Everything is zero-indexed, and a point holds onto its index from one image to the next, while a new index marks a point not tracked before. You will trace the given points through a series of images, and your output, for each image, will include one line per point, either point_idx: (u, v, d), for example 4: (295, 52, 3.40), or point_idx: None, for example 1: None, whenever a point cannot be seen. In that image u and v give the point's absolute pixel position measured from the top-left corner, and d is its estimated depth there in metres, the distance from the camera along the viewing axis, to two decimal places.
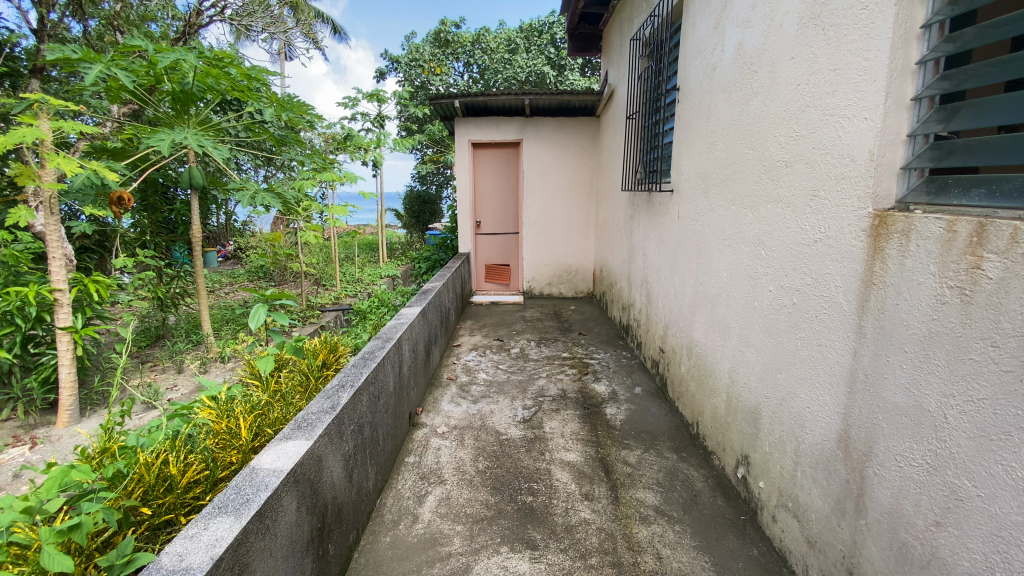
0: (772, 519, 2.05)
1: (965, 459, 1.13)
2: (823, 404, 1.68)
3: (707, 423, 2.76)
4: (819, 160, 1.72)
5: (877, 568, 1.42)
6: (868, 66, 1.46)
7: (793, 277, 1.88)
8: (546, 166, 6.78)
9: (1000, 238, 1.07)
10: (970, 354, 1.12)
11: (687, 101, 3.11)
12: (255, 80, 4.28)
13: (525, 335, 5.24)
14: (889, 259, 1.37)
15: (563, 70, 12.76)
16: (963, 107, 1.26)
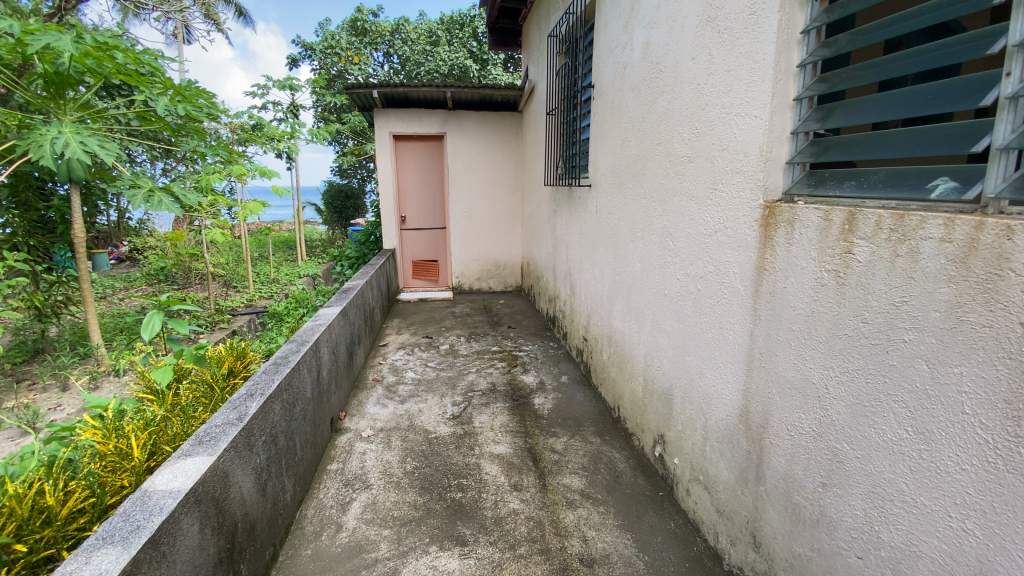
0: (686, 492, 2.18)
1: (844, 425, 1.26)
2: (726, 382, 1.81)
3: (627, 406, 2.88)
4: (717, 155, 1.84)
5: (775, 530, 1.55)
6: (757, 67, 1.58)
7: (697, 265, 2.01)
8: (470, 160, 6.73)
9: (868, 225, 1.19)
10: (846, 330, 1.24)
11: (602, 98, 3.21)
12: (146, 63, 3.83)
13: (453, 331, 5.20)
14: (777, 247, 1.50)
15: (487, 64, 12.71)
16: (838, 107, 1.39)
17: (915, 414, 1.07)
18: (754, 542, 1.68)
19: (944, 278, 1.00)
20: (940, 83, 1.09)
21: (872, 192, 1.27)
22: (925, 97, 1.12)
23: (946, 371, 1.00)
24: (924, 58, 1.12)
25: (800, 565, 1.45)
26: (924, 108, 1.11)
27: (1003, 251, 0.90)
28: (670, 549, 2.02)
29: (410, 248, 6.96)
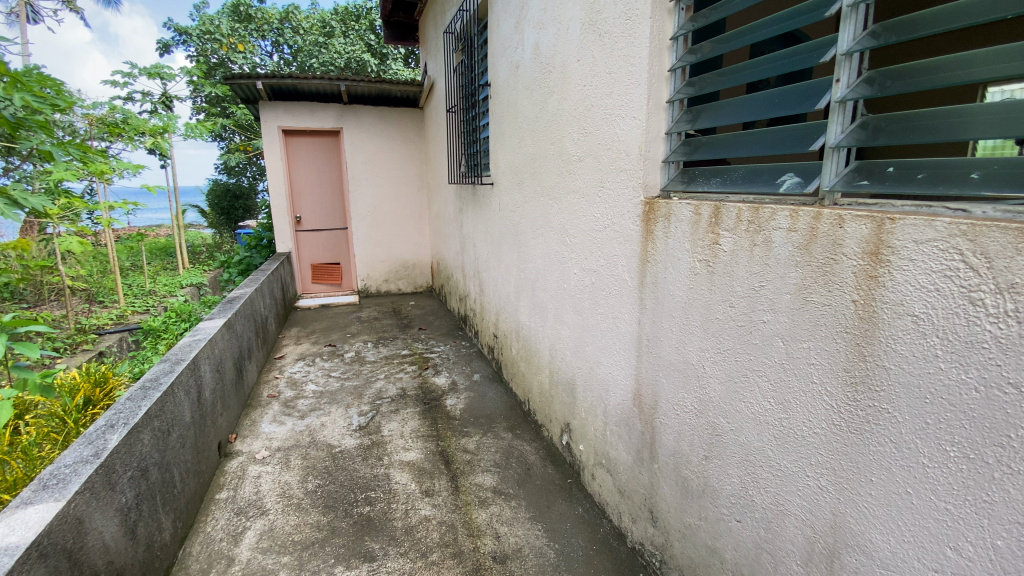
0: (592, 477, 2.27)
1: (719, 401, 1.38)
2: (620, 368, 1.91)
3: (536, 399, 2.93)
4: (603, 154, 1.92)
5: (669, 503, 1.66)
6: (633, 71, 1.68)
7: (592, 260, 2.08)
8: (370, 158, 6.47)
9: (730, 218, 1.30)
10: (717, 314, 1.36)
11: (498, 97, 3.23)
12: None
13: (359, 337, 4.96)
14: (658, 240, 1.60)
15: (386, 59, 12.30)
16: (705, 109, 1.52)
17: (775, 386, 1.20)
18: (652, 517, 1.78)
19: (792, 264, 1.12)
20: (794, 86, 1.23)
21: (732, 188, 1.39)
22: (780, 100, 1.26)
23: (797, 346, 1.13)
24: (777, 63, 1.25)
25: (691, 534, 1.56)
26: (779, 110, 1.25)
27: (836, 238, 1.02)
28: (579, 535, 2.08)
29: (308, 251, 6.51)
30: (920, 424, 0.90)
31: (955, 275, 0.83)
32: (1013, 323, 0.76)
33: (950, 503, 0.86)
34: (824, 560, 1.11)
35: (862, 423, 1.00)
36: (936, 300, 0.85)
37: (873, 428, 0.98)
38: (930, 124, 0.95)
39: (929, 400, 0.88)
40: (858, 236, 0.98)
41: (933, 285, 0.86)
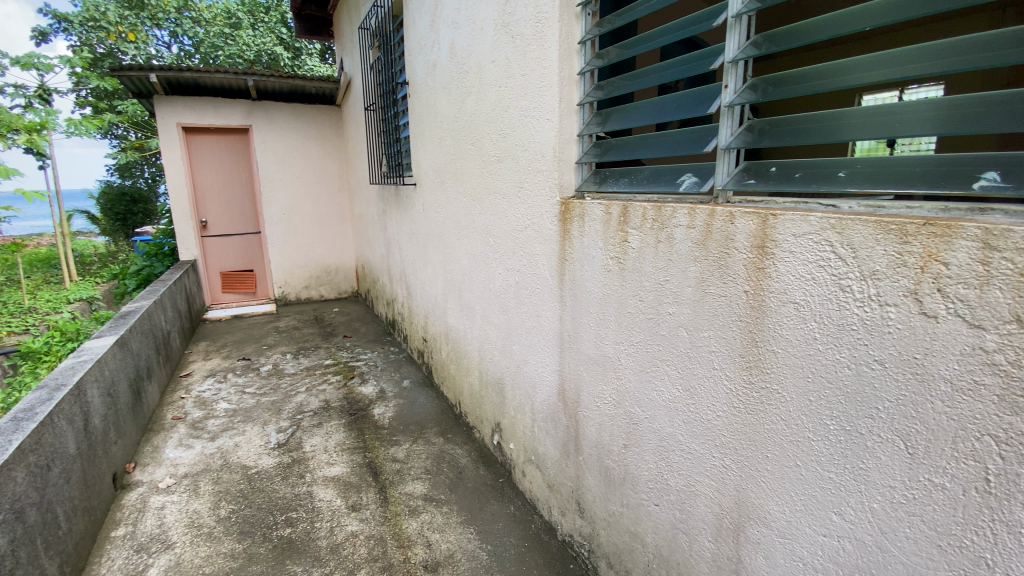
0: (523, 474, 2.28)
1: (635, 391, 1.44)
2: (545, 365, 1.94)
3: (467, 402, 2.88)
4: (521, 156, 1.93)
5: (594, 494, 1.71)
6: (545, 73, 1.71)
7: (514, 259, 2.10)
8: (284, 157, 6.11)
9: (636, 217, 1.36)
10: (629, 309, 1.42)
11: (416, 96, 3.16)
12: None
13: (278, 348, 4.66)
14: (574, 239, 1.64)
15: (300, 53, 11.64)
16: (613, 113, 1.58)
17: (682, 374, 1.27)
18: (580, 509, 1.82)
19: (692, 259, 1.20)
20: (689, 92, 1.32)
21: (637, 188, 1.45)
22: (677, 104, 1.34)
23: (699, 335, 1.20)
24: (675, 69, 1.33)
25: (615, 521, 1.61)
26: (676, 113, 1.33)
27: (728, 233, 1.10)
28: (510, 534, 2.09)
29: (217, 258, 6.02)
30: (805, 402, 0.98)
31: (827, 265, 0.91)
32: (876, 307, 0.85)
33: (832, 472, 0.95)
34: (730, 534, 1.19)
35: (756, 404, 1.08)
36: (813, 288, 0.94)
37: (765, 407, 1.06)
38: (810, 127, 1.04)
39: (812, 380, 0.96)
40: (746, 231, 1.06)
41: (810, 275, 0.94)
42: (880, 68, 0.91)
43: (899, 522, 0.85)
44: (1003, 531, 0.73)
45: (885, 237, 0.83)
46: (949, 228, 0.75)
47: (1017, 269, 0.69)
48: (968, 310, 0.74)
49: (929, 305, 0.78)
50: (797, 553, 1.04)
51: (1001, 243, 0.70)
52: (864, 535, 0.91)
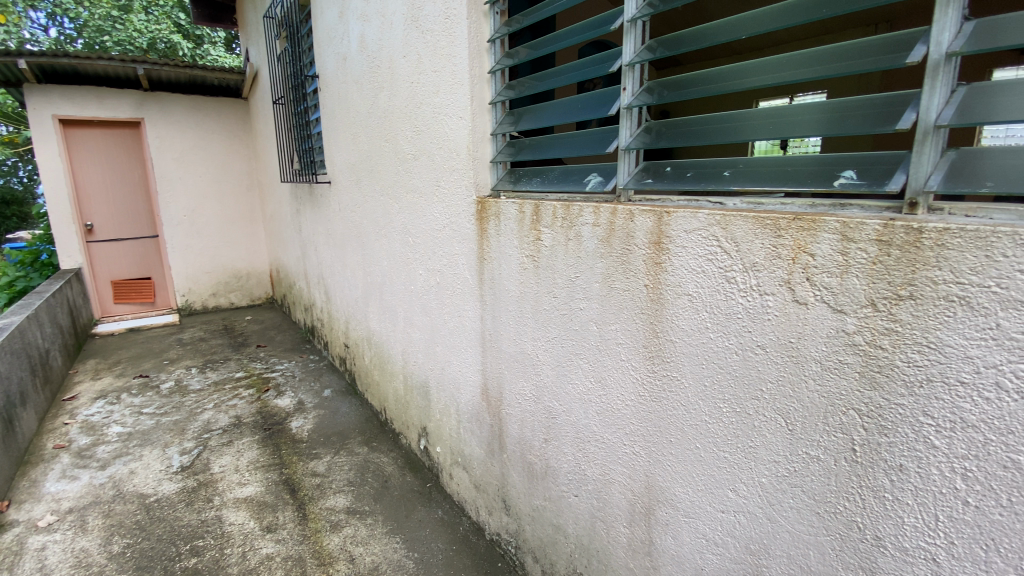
0: (450, 477, 2.22)
1: (552, 386, 1.47)
2: (468, 365, 1.88)
3: (391, 408, 2.76)
4: (436, 153, 1.87)
5: (518, 490, 1.72)
6: (456, 70, 1.68)
7: (435, 258, 1.97)
8: (184, 154, 5.61)
9: (548, 215, 1.38)
10: (544, 305, 1.44)
11: (327, 90, 3.00)
12: None
13: (181, 363, 4.27)
14: (491, 238, 1.62)
15: (202, 41, 10.73)
16: (525, 113, 1.59)
17: (594, 367, 1.31)
18: (506, 506, 1.82)
19: (598, 255, 1.24)
20: (593, 94, 1.36)
21: (549, 187, 1.47)
22: (583, 106, 1.38)
23: (608, 329, 1.25)
24: (579, 71, 1.36)
25: (539, 515, 1.63)
26: (581, 114, 1.37)
27: (629, 230, 1.15)
28: (438, 539, 2.05)
29: (107, 266, 5.38)
30: (702, 388, 1.04)
31: (714, 258, 0.98)
32: (756, 296, 0.92)
33: (726, 451, 1.02)
34: (642, 518, 1.25)
35: (660, 391, 1.14)
36: (704, 281, 1.00)
37: (669, 394, 1.12)
38: (703, 129, 1.11)
39: (705, 366, 1.03)
40: (645, 228, 1.11)
41: (701, 268, 1.00)
42: (762, 74, 0.98)
43: (784, 493, 0.93)
44: (867, 494, 0.81)
45: (762, 232, 0.90)
46: (813, 223, 0.83)
47: (870, 258, 0.77)
48: (832, 296, 0.81)
49: (800, 293, 0.85)
50: (700, 530, 1.10)
51: (857, 235, 0.78)
52: (755, 508, 0.98)
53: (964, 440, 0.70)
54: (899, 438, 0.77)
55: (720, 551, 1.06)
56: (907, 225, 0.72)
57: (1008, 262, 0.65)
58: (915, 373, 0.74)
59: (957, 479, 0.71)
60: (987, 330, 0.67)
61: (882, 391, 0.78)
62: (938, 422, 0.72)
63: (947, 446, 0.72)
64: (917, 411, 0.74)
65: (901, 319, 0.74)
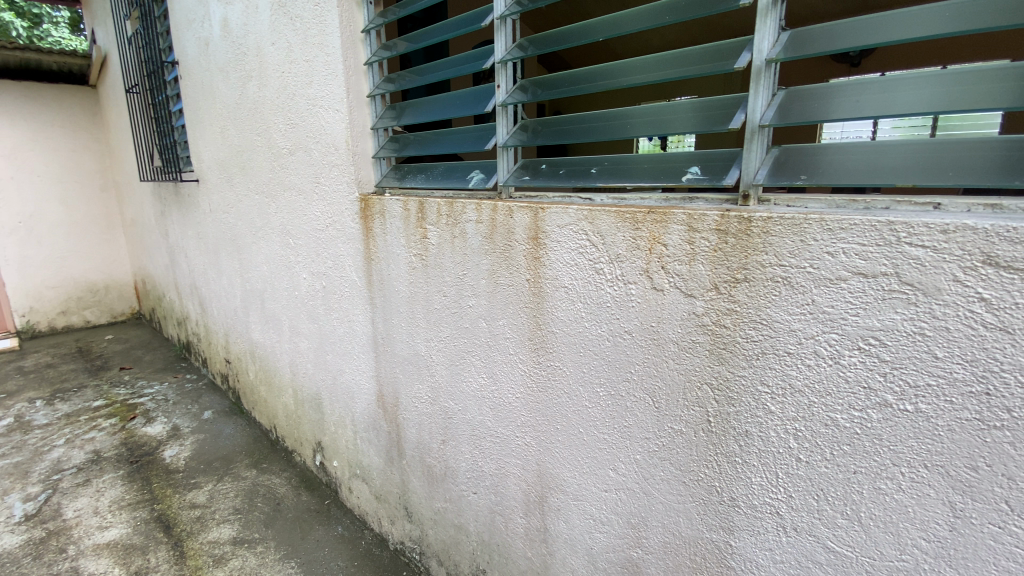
0: (349, 491, 2.10)
1: (447, 385, 1.44)
2: (360, 372, 1.78)
3: (282, 425, 2.55)
4: (313, 148, 1.73)
5: (419, 495, 1.67)
6: (329, 61, 1.57)
7: (318, 262, 1.83)
8: (16, 149, 4.75)
9: (432, 213, 1.35)
10: (435, 304, 1.41)
11: (189, 78, 2.70)
12: None
13: (20, 396, 3.61)
14: (377, 237, 1.53)
15: (39, 21, 9.24)
16: (408, 107, 1.54)
17: (485, 363, 1.31)
18: (408, 514, 1.76)
19: (482, 252, 1.23)
20: (471, 90, 1.35)
21: (433, 183, 1.43)
22: (462, 101, 1.36)
23: (497, 325, 1.25)
24: (457, 66, 1.35)
25: (440, 518, 1.60)
26: (461, 110, 1.35)
27: (509, 226, 1.16)
28: (337, 557, 1.94)
29: None
30: (582, 375, 1.09)
31: (585, 251, 1.02)
32: (622, 285, 0.97)
33: (606, 433, 1.07)
34: (537, 507, 1.27)
35: (545, 381, 1.17)
36: (578, 273, 1.04)
37: (554, 384, 1.15)
38: (574, 127, 1.15)
39: (584, 353, 1.07)
40: (523, 224, 1.13)
41: (575, 261, 1.04)
42: (622, 76, 1.04)
43: (656, 467, 1.00)
44: (722, 460, 0.90)
45: (623, 225, 0.95)
46: (664, 216, 0.89)
47: (711, 245, 0.84)
48: (683, 282, 0.89)
49: (657, 281, 0.92)
50: (588, 511, 1.15)
51: (700, 225, 0.85)
52: (633, 483, 1.04)
53: (793, 404, 0.80)
54: (743, 407, 0.85)
55: (606, 528, 1.12)
56: (739, 216, 0.80)
57: (817, 245, 0.74)
58: (753, 347, 0.82)
59: (791, 440, 0.81)
60: (805, 305, 0.76)
61: (729, 365, 0.86)
62: (772, 389, 0.81)
63: (781, 410, 0.81)
64: (756, 381, 0.83)
65: (739, 300, 0.83)
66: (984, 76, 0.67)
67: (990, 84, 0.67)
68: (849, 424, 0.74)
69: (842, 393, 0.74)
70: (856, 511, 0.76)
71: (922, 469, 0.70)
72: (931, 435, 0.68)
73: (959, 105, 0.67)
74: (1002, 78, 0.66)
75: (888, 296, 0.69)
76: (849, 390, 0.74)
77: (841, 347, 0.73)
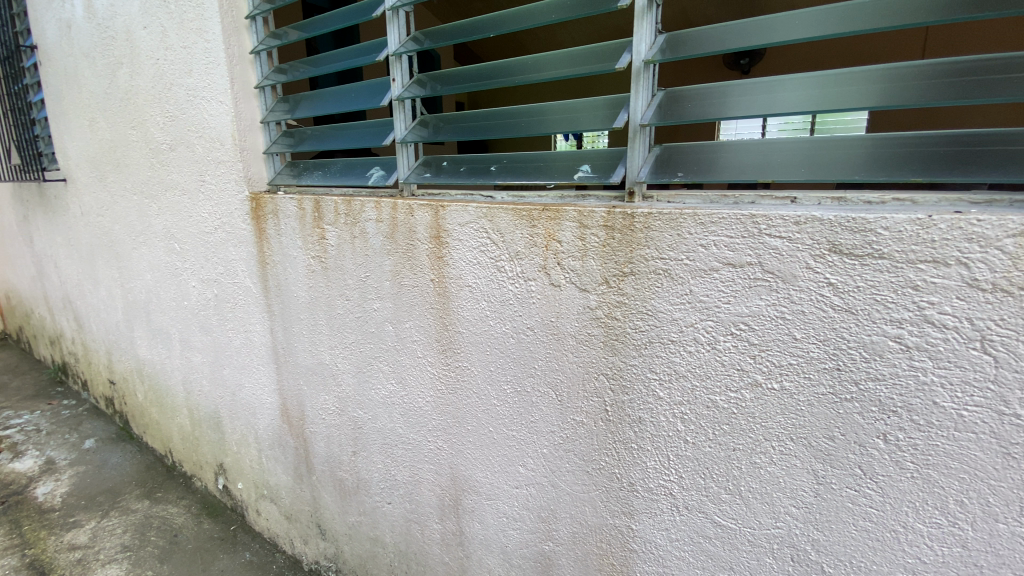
0: (257, 513, 1.96)
1: (354, 394, 1.38)
2: (261, 386, 1.66)
3: (178, 449, 2.33)
4: (196, 143, 1.58)
5: (332, 511, 1.59)
6: (210, 48, 1.44)
7: (208, 268, 1.68)
8: None
9: (329, 212, 1.27)
10: (337, 308, 1.34)
11: (48, 64, 2.38)
12: None
13: None
14: (271, 239, 1.43)
15: None
16: (302, 100, 1.45)
17: (394, 368, 1.26)
18: (321, 531, 1.67)
19: (384, 252, 1.19)
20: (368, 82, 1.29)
21: (331, 180, 1.36)
22: (358, 94, 1.30)
23: (402, 327, 1.21)
24: (352, 57, 1.29)
25: (355, 532, 1.53)
26: (357, 103, 1.29)
27: (410, 225, 1.12)
28: None
29: None
30: (489, 373, 1.08)
31: (486, 249, 1.01)
32: (523, 282, 0.98)
33: (514, 430, 1.07)
34: (452, 511, 1.25)
35: (453, 383, 1.15)
36: (480, 271, 1.03)
37: (462, 385, 1.14)
38: (473, 124, 1.14)
39: (489, 352, 1.07)
40: (423, 223, 1.10)
41: (476, 260, 1.03)
42: (516, 73, 1.05)
43: (562, 459, 1.01)
44: (621, 447, 0.92)
45: (520, 222, 0.95)
46: (558, 213, 0.90)
47: (600, 241, 0.86)
48: (578, 278, 0.90)
49: (554, 277, 0.93)
50: (501, 510, 1.14)
51: (590, 222, 0.87)
52: (542, 478, 1.05)
53: (679, 389, 0.84)
54: (636, 394, 0.88)
55: (518, 525, 1.12)
56: (624, 212, 0.83)
57: (692, 238, 0.78)
58: (642, 337, 0.85)
59: (679, 423, 0.85)
60: (685, 295, 0.80)
61: (621, 355, 0.89)
62: (661, 376, 0.85)
63: (668, 395, 0.85)
64: (646, 369, 0.86)
65: (628, 293, 0.85)
66: (811, 81, 0.77)
67: (817, 90, 0.76)
68: (727, 405, 0.79)
69: (720, 376, 0.79)
70: (737, 485, 0.81)
71: (789, 442, 0.76)
72: (796, 411, 0.74)
73: (795, 108, 0.76)
74: (832, 83, 0.75)
75: (753, 283, 0.74)
76: (726, 372, 0.78)
77: (716, 333, 0.78)
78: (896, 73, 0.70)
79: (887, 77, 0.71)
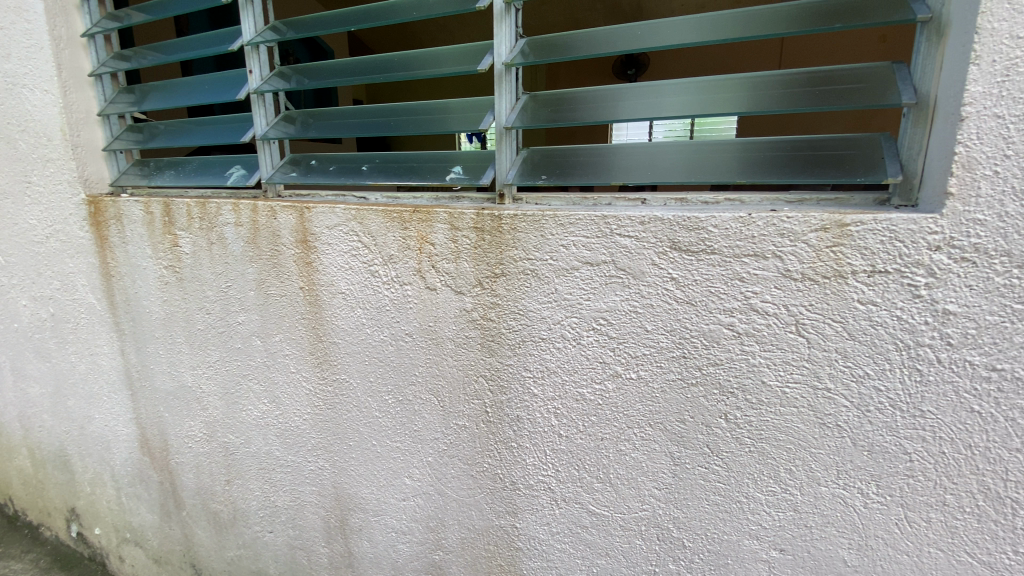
0: (120, 561, 1.73)
1: (224, 418, 1.26)
2: (114, 417, 1.46)
3: (19, 495, 1.99)
4: (17, 138, 1.36)
5: (207, 547, 1.44)
6: (30, 28, 1.24)
7: (41, 284, 1.45)
8: None
9: (181, 215, 1.15)
10: (198, 324, 1.21)
11: None
12: None
13: None
14: (115, 248, 1.26)
15: None
16: (150, 91, 1.31)
17: (265, 386, 1.17)
18: (196, 572, 1.50)
19: (247, 260, 1.09)
20: (225, 73, 1.19)
21: (186, 181, 1.23)
22: (214, 86, 1.19)
23: (272, 341, 1.13)
24: (205, 44, 1.18)
25: (234, 567, 1.40)
26: (212, 95, 1.18)
27: (274, 229, 1.05)
28: None
29: None
30: (368, 384, 1.03)
31: (357, 253, 0.97)
32: (397, 287, 0.95)
33: (396, 439, 1.03)
34: (338, 532, 1.18)
35: (331, 397, 1.09)
36: (353, 276, 0.98)
37: (340, 399, 1.08)
38: (340, 121, 1.08)
39: (366, 361, 1.02)
40: (288, 226, 1.02)
41: (348, 264, 0.98)
42: (382, 70, 1.02)
43: (446, 465, 0.99)
44: (501, 447, 0.93)
45: (391, 224, 0.92)
46: (428, 215, 0.89)
47: (471, 243, 0.86)
48: (452, 280, 0.89)
49: (429, 280, 0.91)
50: (389, 525, 1.10)
51: (460, 224, 0.86)
52: (427, 487, 1.02)
53: (550, 385, 0.85)
54: (512, 394, 0.89)
55: (407, 538, 1.09)
56: (491, 213, 0.83)
57: (555, 238, 0.79)
58: (514, 336, 0.86)
59: (553, 418, 0.86)
60: (550, 294, 0.82)
61: (497, 356, 0.89)
62: (534, 373, 0.86)
63: (542, 392, 0.86)
64: (519, 367, 0.87)
65: (499, 293, 0.86)
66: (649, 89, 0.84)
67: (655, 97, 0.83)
68: (593, 397, 0.82)
69: (585, 369, 0.82)
70: (607, 474, 0.84)
71: (648, 428, 0.80)
72: (651, 398, 0.79)
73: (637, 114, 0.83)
74: (664, 92, 0.82)
75: (609, 280, 0.77)
76: (590, 366, 0.81)
77: (580, 329, 0.81)
78: (713, 85, 0.80)
79: (707, 87, 0.80)
